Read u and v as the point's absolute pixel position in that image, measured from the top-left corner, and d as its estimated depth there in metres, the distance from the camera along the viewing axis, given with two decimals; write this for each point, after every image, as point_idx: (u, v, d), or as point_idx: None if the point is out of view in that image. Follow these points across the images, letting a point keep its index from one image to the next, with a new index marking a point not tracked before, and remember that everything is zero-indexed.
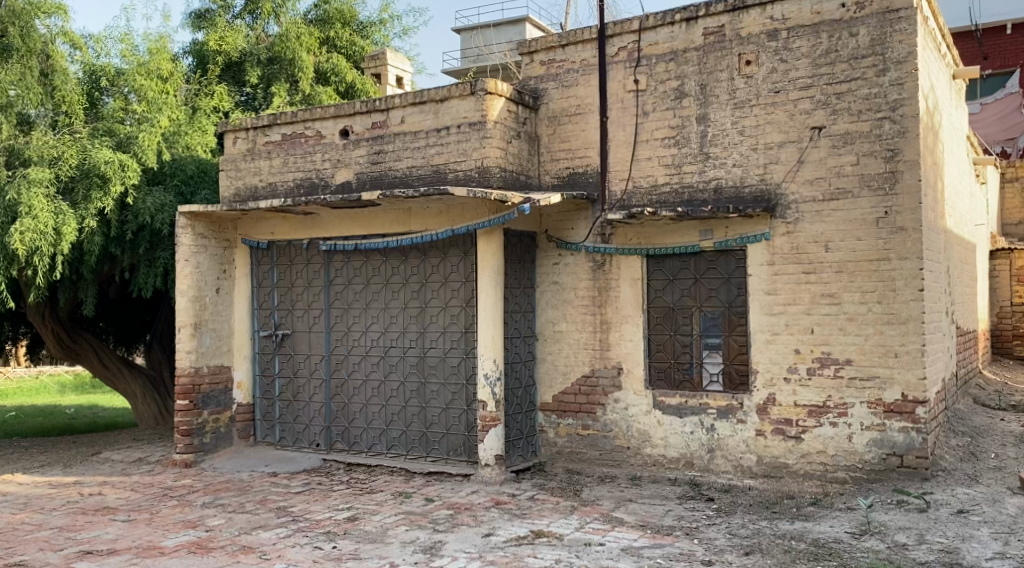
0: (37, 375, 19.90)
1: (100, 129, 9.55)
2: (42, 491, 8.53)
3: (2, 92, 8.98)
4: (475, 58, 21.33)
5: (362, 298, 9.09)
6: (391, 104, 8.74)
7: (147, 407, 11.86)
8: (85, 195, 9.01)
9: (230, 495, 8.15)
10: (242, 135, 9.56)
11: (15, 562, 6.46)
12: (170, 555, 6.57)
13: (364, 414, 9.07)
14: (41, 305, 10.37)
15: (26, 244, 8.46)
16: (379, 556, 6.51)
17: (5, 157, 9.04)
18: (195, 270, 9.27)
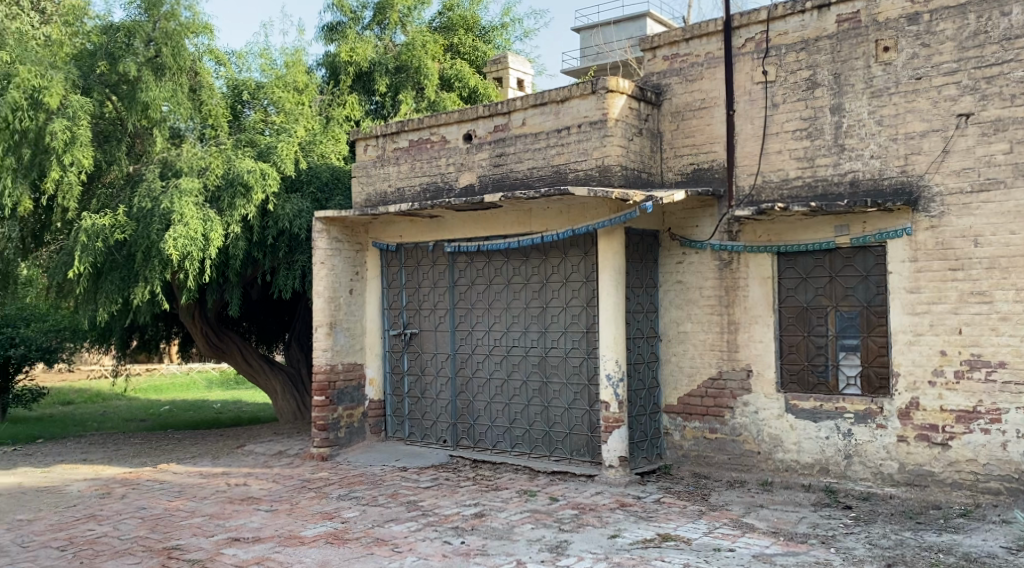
0: (188, 372, 21.27)
1: (242, 140, 10.13)
2: (194, 480, 9.14)
3: (157, 108, 9.69)
4: (594, 57, 21.30)
5: (485, 298, 9.24)
6: (512, 106, 8.85)
7: (287, 402, 12.50)
8: (230, 202, 9.51)
9: (363, 488, 8.47)
10: (372, 142, 9.92)
11: (172, 546, 6.95)
12: (309, 544, 6.91)
13: (489, 412, 9.22)
14: (191, 306, 11.21)
15: (179, 248, 8.95)
16: (506, 553, 6.61)
17: (161, 169, 9.68)
18: (330, 272, 9.67)
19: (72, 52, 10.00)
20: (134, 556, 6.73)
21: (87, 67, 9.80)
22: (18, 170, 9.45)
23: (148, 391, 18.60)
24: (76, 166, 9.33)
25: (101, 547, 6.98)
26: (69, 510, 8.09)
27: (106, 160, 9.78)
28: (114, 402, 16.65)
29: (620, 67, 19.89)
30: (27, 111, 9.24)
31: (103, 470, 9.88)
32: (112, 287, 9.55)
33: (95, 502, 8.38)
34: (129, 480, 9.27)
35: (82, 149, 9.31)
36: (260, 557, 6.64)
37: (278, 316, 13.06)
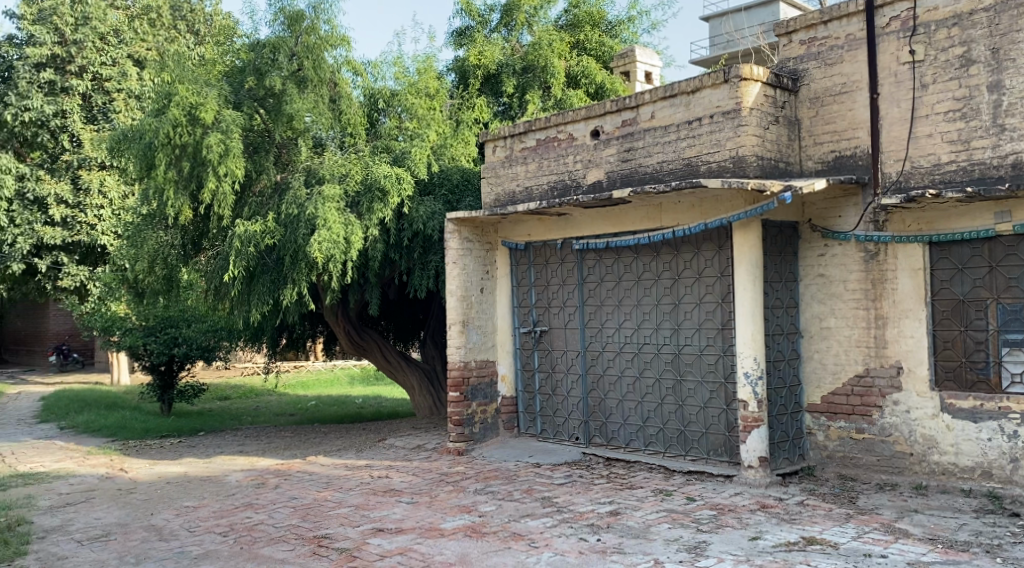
0: (332, 369, 22.26)
1: (379, 147, 10.51)
2: (339, 472, 9.57)
3: (301, 119, 10.26)
4: (725, 45, 20.94)
5: (615, 295, 9.19)
6: (641, 100, 8.74)
7: (424, 398, 12.94)
8: (369, 206, 9.90)
9: (499, 483, 8.60)
10: (501, 143, 10.04)
11: (322, 534, 7.29)
12: (449, 537, 7.09)
13: (621, 410, 9.17)
14: (334, 307, 11.76)
15: (324, 252, 9.37)
16: (644, 552, 6.55)
17: (306, 176, 10.15)
18: (462, 272, 9.89)
19: (223, 69, 10.75)
20: (288, 543, 7.11)
21: (238, 83, 10.52)
22: (179, 182, 10.24)
23: (296, 387, 19.61)
24: (229, 176, 9.95)
25: (258, 533, 7.41)
26: (229, 499, 8.65)
27: (255, 170, 10.37)
28: (265, 397, 17.68)
29: (753, 54, 19.24)
30: (186, 126, 9.94)
31: (258, 461, 10.52)
32: (264, 290, 10.16)
33: (252, 491, 8.93)
34: (281, 471, 9.83)
35: (235, 161, 9.92)
36: (403, 548, 6.87)
37: (413, 315, 13.51)
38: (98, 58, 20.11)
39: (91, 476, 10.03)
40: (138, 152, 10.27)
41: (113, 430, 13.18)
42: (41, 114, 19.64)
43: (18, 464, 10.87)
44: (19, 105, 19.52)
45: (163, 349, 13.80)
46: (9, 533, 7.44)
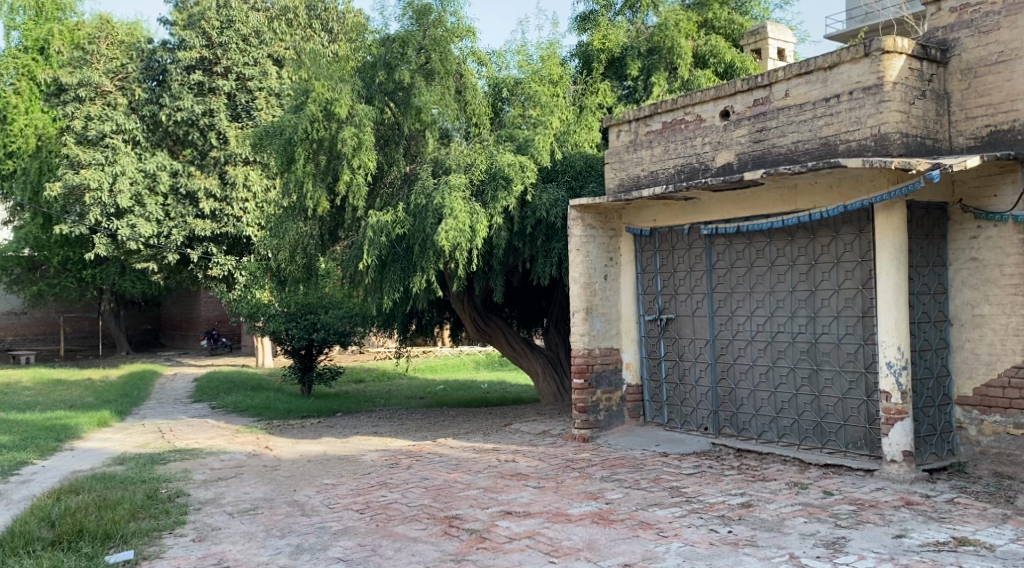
0: (460, 354, 22.72)
1: (503, 135, 10.58)
2: (468, 455, 9.75)
3: (428, 111, 10.50)
4: (866, 16, 20.00)
5: (745, 282, 8.90)
6: (774, 78, 8.38)
7: (548, 384, 13.00)
8: (493, 195, 10.00)
9: (626, 471, 8.52)
10: (626, 127, 9.85)
11: (453, 515, 7.45)
12: (576, 522, 7.10)
13: (753, 400, 8.88)
14: (461, 294, 12.02)
15: (451, 241, 9.54)
16: (777, 546, 6.34)
17: (433, 168, 10.38)
18: (585, 259, 9.81)
19: (355, 65, 11.11)
20: (420, 522, 7.29)
21: (369, 78, 10.88)
22: (317, 175, 10.71)
23: (426, 371, 20.14)
24: (362, 168, 10.32)
25: (392, 511, 7.64)
26: (365, 477, 8.98)
27: (387, 162, 10.78)
28: (398, 381, 18.26)
29: (898, 23, 18.05)
30: (322, 121, 10.44)
31: (390, 442, 10.88)
32: (394, 277, 10.49)
33: (386, 471, 9.23)
34: (413, 452, 10.11)
35: (367, 153, 10.28)
36: (531, 532, 6.94)
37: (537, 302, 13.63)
38: (241, 58, 21.10)
39: (240, 453, 10.65)
40: (280, 148, 10.83)
41: (258, 410, 13.96)
42: (192, 114, 21.03)
43: (175, 440, 11.67)
44: (173, 106, 21.06)
45: (303, 335, 14.46)
46: (169, 504, 7.99)
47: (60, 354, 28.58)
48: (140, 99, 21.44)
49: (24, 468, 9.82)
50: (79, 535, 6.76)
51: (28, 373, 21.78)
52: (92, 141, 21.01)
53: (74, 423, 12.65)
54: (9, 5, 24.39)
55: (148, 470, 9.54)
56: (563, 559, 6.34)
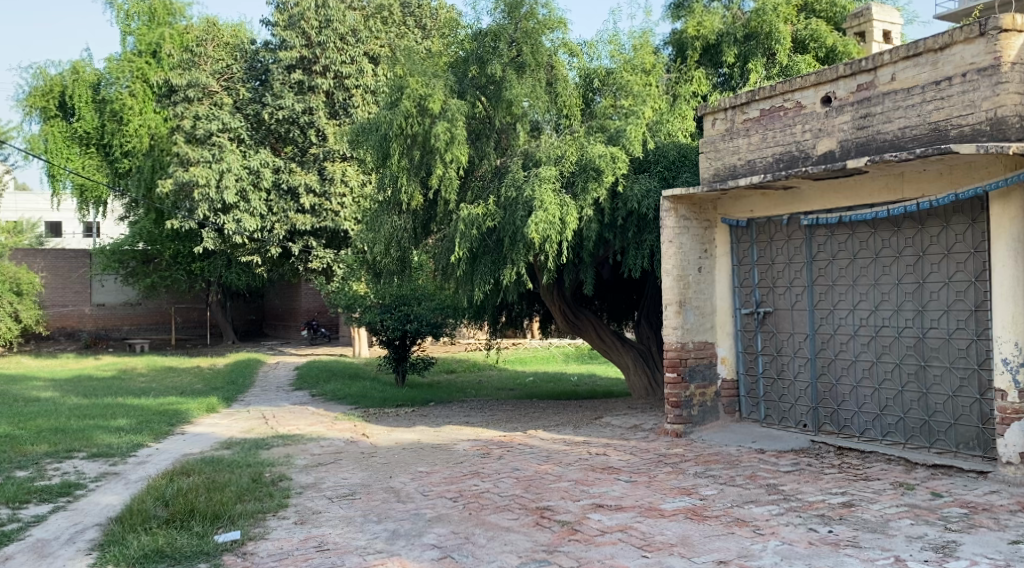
0: (550, 346, 22.68)
1: (594, 127, 10.51)
2: (558, 447, 9.71)
3: (519, 104, 10.50)
4: None
5: (848, 274, 8.59)
6: (880, 61, 8.03)
7: (639, 378, 12.78)
8: (584, 186, 9.89)
9: (721, 467, 8.33)
10: (721, 115, 9.56)
11: (544, 506, 7.43)
12: (669, 518, 6.98)
13: (855, 397, 8.57)
14: (551, 286, 12.00)
15: (541, 233, 9.48)
16: (882, 548, 6.09)
17: (523, 161, 10.40)
18: (679, 251, 9.57)
19: (448, 60, 11.23)
20: (512, 512, 7.29)
21: (462, 73, 10.98)
22: (411, 169, 10.95)
23: (516, 363, 20.22)
24: (454, 162, 10.41)
25: (485, 501, 7.67)
26: (458, 466, 9.05)
27: (478, 156, 10.86)
28: (488, 372, 18.38)
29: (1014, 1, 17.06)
30: (417, 117, 10.58)
31: (482, 432, 10.94)
32: (485, 269, 10.54)
33: (478, 460, 9.28)
34: (504, 443, 10.14)
35: (459, 147, 10.35)
36: (623, 526, 6.86)
37: (628, 294, 13.53)
38: (338, 57, 21.60)
39: (338, 440, 10.89)
40: (375, 144, 11.08)
41: (355, 398, 14.27)
42: (293, 112, 21.56)
43: (278, 426, 12.03)
44: (275, 105, 21.66)
45: (398, 325, 14.68)
46: (272, 487, 8.23)
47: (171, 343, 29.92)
48: (244, 98, 22.22)
49: (140, 450, 10.28)
50: (191, 515, 7.03)
51: (144, 360, 22.88)
52: (200, 139, 21.76)
53: (185, 409, 13.20)
54: (124, 11, 25.28)
55: (253, 454, 9.85)
56: (656, 554, 6.25)
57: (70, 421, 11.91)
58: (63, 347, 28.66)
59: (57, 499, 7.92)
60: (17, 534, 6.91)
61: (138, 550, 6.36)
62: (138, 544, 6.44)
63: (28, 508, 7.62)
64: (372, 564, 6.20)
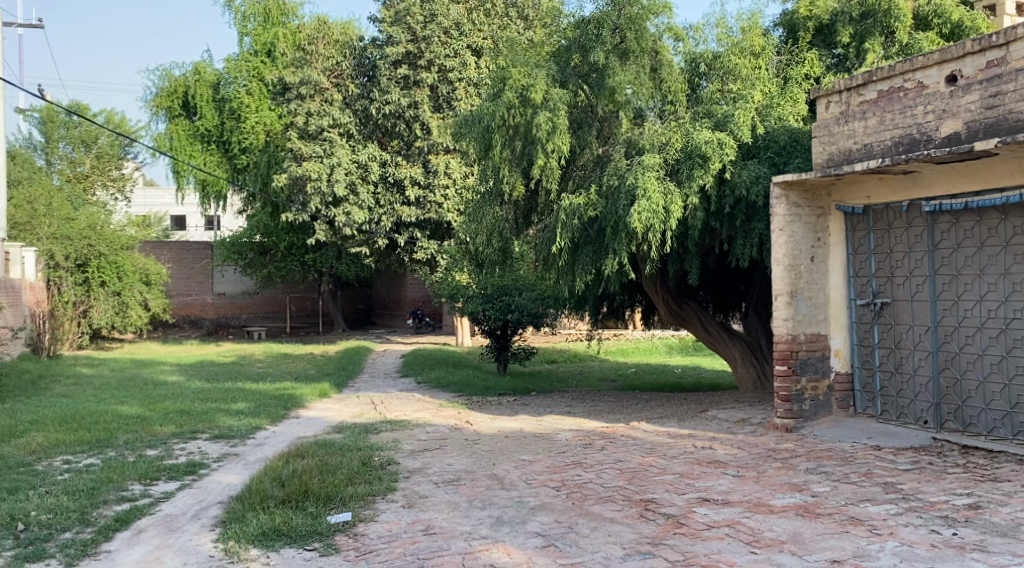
0: (652, 338, 22.35)
1: (700, 112, 10.26)
2: (663, 439, 9.53)
3: (622, 91, 10.35)
4: None
5: (974, 263, 8.11)
6: (1012, 36, 7.54)
7: (746, 371, 12.50)
8: (689, 173, 9.63)
9: (834, 463, 8.00)
10: (836, 98, 9.16)
11: (649, 499, 7.30)
12: (779, 514, 6.75)
13: (981, 393, 8.09)
14: (654, 277, 11.80)
15: (644, 222, 9.32)
16: (1013, 553, 5.73)
17: (626, 149, 10.28)
18: (790, 239, 9.23)
19: (551, 49, 11.24)
20: (616, 503, 7.19)
21: (564, 62, 10.95)
22: (513, 160, 10.98)
23: (619, 354, 20.03)
24: (556, 152, 10.34)
25: (588, 491, 7.59)
26: (561, 456, 9.00)
27: (579, 145, 10.76)
28: (590, 363, 18.27)
29: None
30: (519, 107, 10.64)
31: (585, 423, 10.85)
32: (587, 259, 10.43)
33: (580, 451, 9.19)
34: (607, 434, 10.02)
35: (561, 137, 10.28)
36: (731, 520, 6.67)
37: (735, 286, 13.26)
38: (443, 50, 21.71)
39: (443, 426, 11.00)
40: (478, 135, 11.13)
41: (459, 386, 14.43)
42: (399, 107, 21.91)
43: (385, 411, 12.26)
44: (382, 99, 22.04)
45: (499, 315, 14.77)
46: (382, 471, 8.37)
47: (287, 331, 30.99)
48: (352, 94, 22.73)
49: (258, 432, 10.63)
50: (306, 495, 7.20)
51: (260, 347, 23.80)
52: (313, 135, 22.47)
53: (299, 394, 13.62)
54: (241, 12, 26.16)
55: (363, 438, 10.04)
56: (765, 550, 6.06)
57: (194, 403, 12.46)
58: (186, 334, 30.07)
59: (184, 477, 8.26)
60: (148, 508, 7.23)
61: (257, 528, 6.59)
62: (257, 523, 6.67)
63: (158, 485, 7.98)
64: (477, 550, 6.23)
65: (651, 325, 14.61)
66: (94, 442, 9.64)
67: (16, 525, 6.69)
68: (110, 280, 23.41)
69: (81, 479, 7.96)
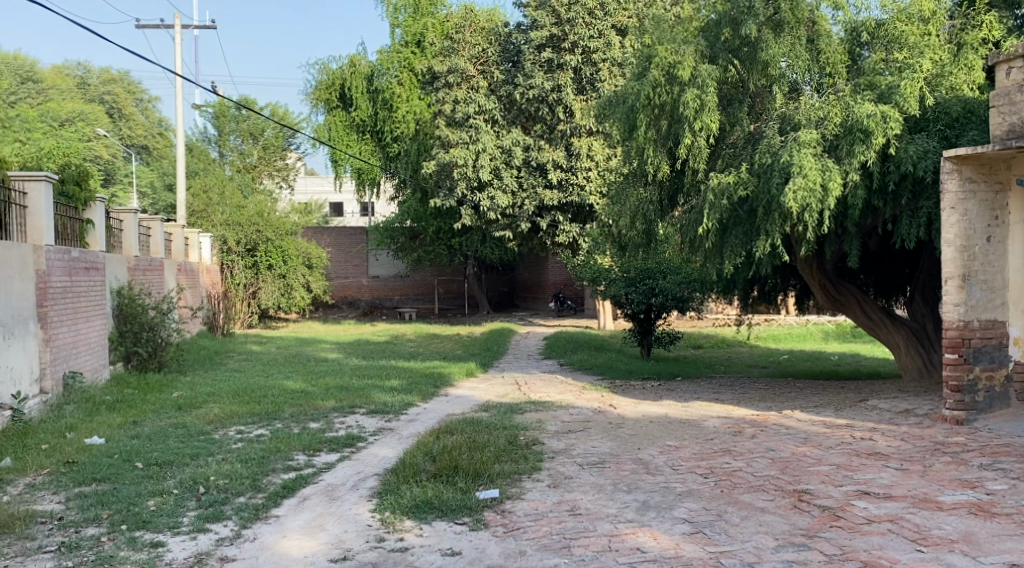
0: (806, 323, 21.46)
1: (861, 84, 9.62)
2: (818, 429, 9.11)
3: (777, 65, 9.92)
4: None
5: None
6: None
7: (911, 358, 11.76)
8: (850, 149, 9.11)
9: (1012, 460, 7.39)
10: (1018, 63, 8.37)
11: (803, 489, 6.97)
12: (949, 511, 6.30)
13: None
14: (810, 259, 11.31)
15: (799, 201, 8.91)
16: None
17: (780, 125, 9.78)
18: (963, 218, 8.56)
19: (699, 25, 10.95)
20: (768, 493, 6.91)
21: (714, 37, 10.62)
22: (658, 140, 10.75)
23: (769, 340, 19.36)
24: (704, 130, 10.03)
25: (738, 479, 7.34)
26: (709, 443, 8.75)
27: (730, 122, 10.40)
28: (738, 348, 17.74)
29: None
30: (665, 86, 10.41)
31: (734, 410, 10.51)
32: (736, 241, 10.08)
33: (729, 438, 8.90)
34: (758, 422, 9.67)
35: (710, 114, 9.94)
36: (893, 516, 6.27)
37: (899, 269, 12.52)
38: (587, 32, 21.43)
39: (586, 409, 10.94)
40: (623, 115, 11.04)
41: (603, 369, 14.37)
42: (542, 91, 21.85)
43: (530, 392, 12.33)
44: (527, 84, 22.09)
45: (643, 299, 14.55)
46: (527, 450, 8.40)
47: (435, 312, 31.82)
48: (498, 80, 22.99)
49: (410, 408, 10.92)
50: (455, 471, 7.33)
51: (410, 327, 24.53)
52: (459, 122, 22.86)
53: (448, 372, 13.94)
54: (392, 4, 26.61)
55: (509, 418, 10.12)
56: (933, 549, 5.67)
57: (351, 380, 12.95)
58: (344, 314, 31.48)
59: (343, 449, 8.58)
60: (311, 477, 7.55)
61: (410, 500, 6.75)
62: (411, 495, 6.84)
63: (321, 455, 8.33)
64: (623, 533, 6.14)
65: (806, 310, 14.03)
66: (263, 414, 10.16)
67: (197, 487, 7.14)
68: (277, 263, 24.59)
69: (252, 448, 8.40)
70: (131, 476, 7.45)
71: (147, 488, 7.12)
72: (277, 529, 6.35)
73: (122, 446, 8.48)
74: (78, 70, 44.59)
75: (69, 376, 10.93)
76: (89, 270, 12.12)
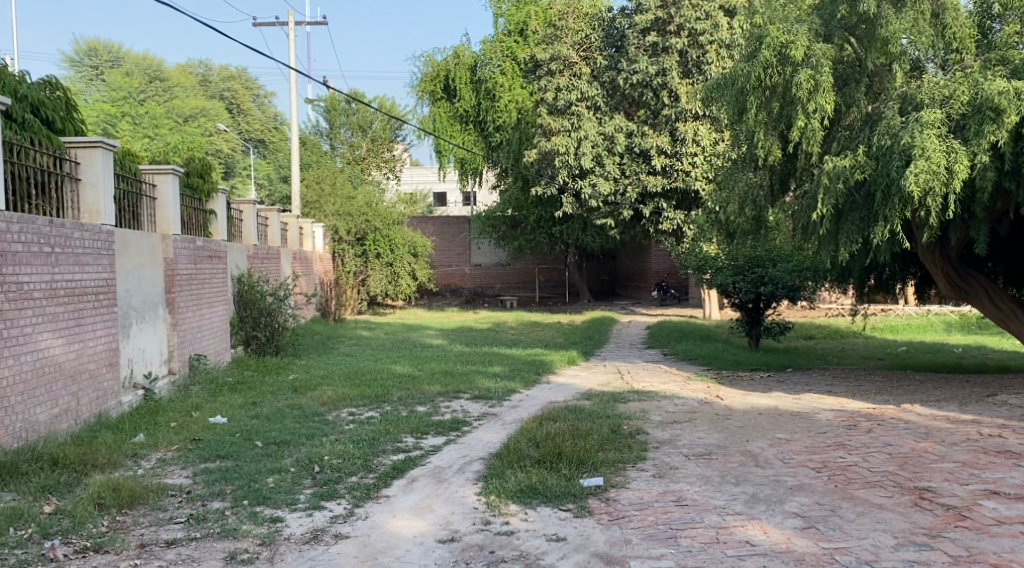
0: (926, 313, 20.49)
1: (992, 59, 9.09)
2: (941, 424, 8.68)
3: (897, 41, 9.41)
4: None
5: None
6: None
7: None
8: (977, 129, 8.57)
9: None
10: None
11: (924, 486, 6.65)
12: None
13: None
14: (933, 247, 10.77)
15: (921, 184, 8.50)
16: None
17: (900, 105, 9.35)
18: None
19: (813, 4, 10.57)
20: (886, 489, 6.62)
21: (829, 14, 10.22)
22: (769, 123, 10.48)
23: (886, 331, 18.59)
24: (819, 112, 9.63)
25: (853, 474, 7.06)
26: (821, 436, 8.44)
27: (846, 103, 9.96)
28: (851, 340, 17.10)
29: None
30: (777, 66, 10.06)
31: (847, 403, 10.12)
32: (852, 228, 9.66)
33: (843, 432, 8.58)
34: (874, 416, 9.29)
35: (824, 95, 9.56)
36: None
37: None
38: (694, 14, 20.90)
39: (692, 399, 10.74)
40: (733, 98, 10.78)
41: (709, 359, 14.09)
42: (646, 75, 21.54)
43: (633, 381, 12.20)
44: (631, 69, 21.82)
45: (751, 288, 14.18)
46: (632, 439, 8.29)
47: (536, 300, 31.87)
48: (601, 66, 22.72)
49: (513, 395, 10.96)
50: (559, 458, 7.29)
51: (512, 315, 24.67)
52: (562, 110, 22.79)
53: (551, 360, 13.93)
54: None
55: (612, 407, 10.03)
56: None
57: (455, 366, 13.11)
58: (448, 302, 31.98)
59: (449, 432, 8.69)
60: (420, 459, 7.67)
61: (515, 485, 6.77)
62: (515, 480, 6.85)
63: (428, 438, 8.45)
64: (732, 526, 5.99)
65: (925, 301, 13.40)
66: (373, 397, 10.39)
67: (312, 466, 7.36)
68: (386, 252, 25.20)
69: (363, 429, 8.60)
70: (252, 454, 7.74)
71: (266, 465, 7.38)
72: (388, 509, 6.48)
73: (243, 426, 8.82)
74: (199, 67, 46.52)
75: (194, 358, 11.44)
76: (212, 258, 12.63)
